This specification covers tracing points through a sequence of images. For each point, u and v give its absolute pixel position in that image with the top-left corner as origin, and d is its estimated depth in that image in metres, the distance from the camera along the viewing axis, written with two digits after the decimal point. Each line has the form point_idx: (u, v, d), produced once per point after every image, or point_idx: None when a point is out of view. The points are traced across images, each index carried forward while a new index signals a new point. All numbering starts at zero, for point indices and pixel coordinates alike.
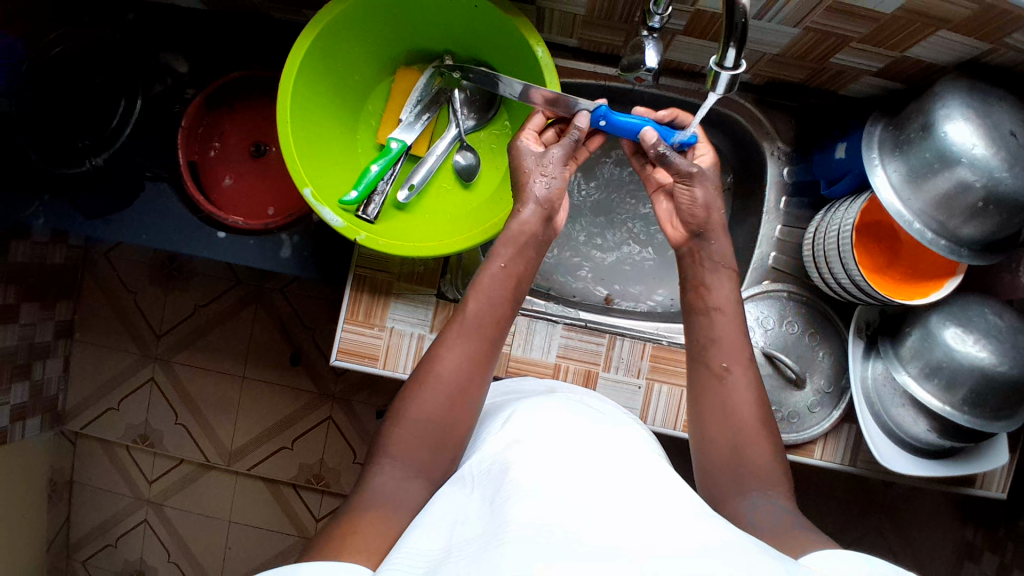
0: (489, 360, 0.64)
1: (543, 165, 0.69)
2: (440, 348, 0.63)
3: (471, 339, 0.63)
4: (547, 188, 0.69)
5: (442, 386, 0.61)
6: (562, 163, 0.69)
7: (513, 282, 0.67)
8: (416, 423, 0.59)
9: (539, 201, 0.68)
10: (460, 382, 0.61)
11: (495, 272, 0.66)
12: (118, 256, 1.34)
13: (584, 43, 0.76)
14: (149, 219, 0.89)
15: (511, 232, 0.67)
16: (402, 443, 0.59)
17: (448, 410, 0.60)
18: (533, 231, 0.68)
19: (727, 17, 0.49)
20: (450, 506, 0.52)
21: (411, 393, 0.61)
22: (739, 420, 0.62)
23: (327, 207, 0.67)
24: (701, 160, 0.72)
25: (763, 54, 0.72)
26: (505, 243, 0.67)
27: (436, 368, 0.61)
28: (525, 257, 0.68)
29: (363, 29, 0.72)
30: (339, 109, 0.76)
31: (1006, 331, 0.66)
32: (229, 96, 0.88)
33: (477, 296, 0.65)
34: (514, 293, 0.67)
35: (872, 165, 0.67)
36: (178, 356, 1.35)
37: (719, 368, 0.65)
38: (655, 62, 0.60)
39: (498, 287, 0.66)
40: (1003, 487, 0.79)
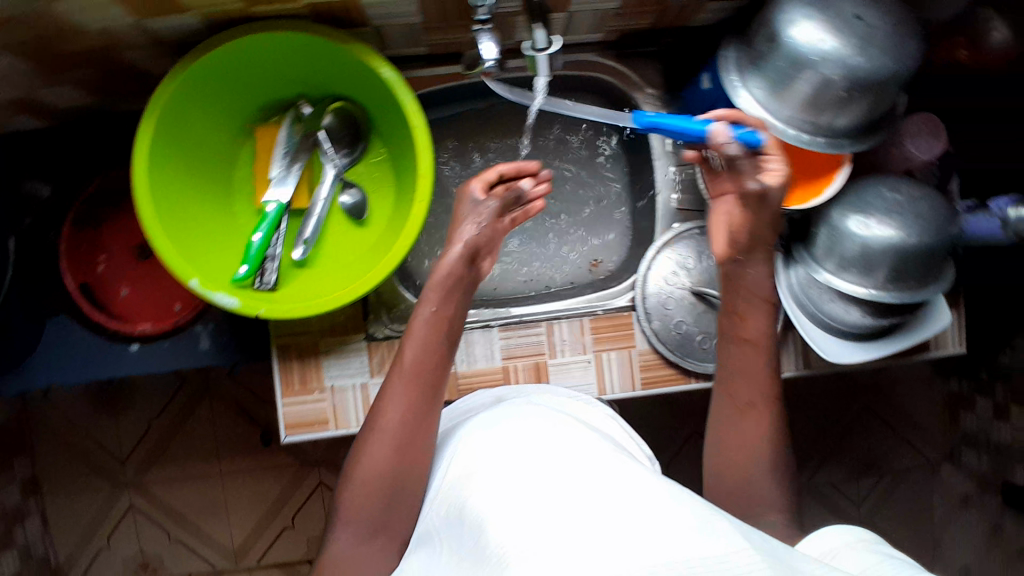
0: (431, 398, 0.62)
1: (477, 215, 0.68)
2: (381, 402, 0.62)
3: (408, 385, 0.62)
4: (476, 233, 0.67)
5: (385, 438, 0.60)
6: (763, 165, 0.64)
7: (445, 325, 0.65)
8: (369, 480, 0.59)
9: (465, 243, 0.67)
10: (401, 427, 0.60)
11: (424, 318, 0.65)
12: (56, 396, 1.28)
13: (434, 48, 0.76)
14: (58, 354, 0.84)
15: (437, 277, 0.66)
16: (356, 510, 0.59)
17: (397, 459, 0.59)
18: (460, 273, 0.67)
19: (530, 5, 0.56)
20: (416, 565, 0.55)
21: (359, 454, 0.61)
22: (754, 450, 0.64)
23: (220, 290, 0.65)
24: (771, 173, 0.64)
25: (603, 11, 0.71)
26: (432, 288, 0.66)
27: (379, 418, 0.61)
28: (453, 299, 0.66)
29: (206, 101, 0.70)
30: (208, 187, 0.74)
31: (906, 203, 0.68)
32: (101, 209, 0.86)
33: (411, 345, 0.64)
34: (445, 333, 0.65)
35: (734, 86, 0.68)
36: (150, 475, 1.30)
37: (742, 404, 0.65)
38: (494, 53, 0.60)
39: (430, 331, 0.64)
40: (959, 342, 0.82)
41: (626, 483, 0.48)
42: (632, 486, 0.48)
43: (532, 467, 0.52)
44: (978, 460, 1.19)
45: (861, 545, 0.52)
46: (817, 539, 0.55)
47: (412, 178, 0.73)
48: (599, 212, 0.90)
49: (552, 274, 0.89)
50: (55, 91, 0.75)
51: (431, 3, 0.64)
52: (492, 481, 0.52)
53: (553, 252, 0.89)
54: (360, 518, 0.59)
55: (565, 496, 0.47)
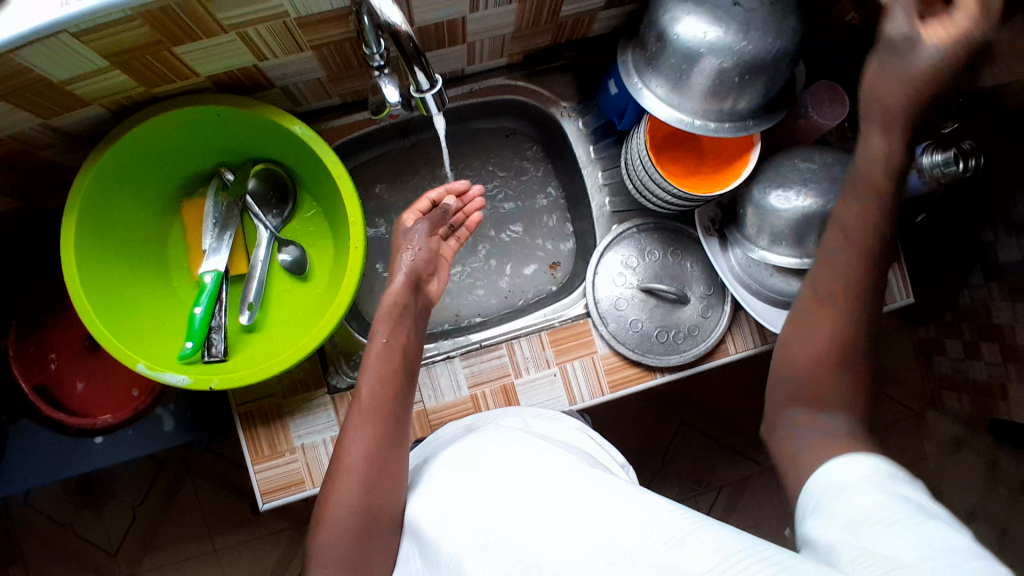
0: (395, 428, 0.63)
1: (412, 241, 0.72)
2: (344, 439, 0.61)
3: (370, 417, 0.62)
4: (412, 260, 0.71)
5: (352, 474, 0.59)
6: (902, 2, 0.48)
7: (399, 353, 0.66)
8: (339, 522, 0.57)
9: (406, 271, 0.70)
10: (368, 463, 0.59)
11: (377, 349, 0.66)
12: (36, 500, 1.26)
13: (345, 97, 0.77)
14: (25, 458, 0.84)
15: (385, 308, 0.69)
16: (329, 553, 0.56)
17: (366, 494, 0.58)
18: (405, 299, 0.69)
19: (403, 52, 0.56)
20: None
21: (329, 494, 0.59)
22: (818, 345, 0.53)
23: (168, 369, 0.65)
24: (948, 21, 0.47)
25: (502, 36, 0.74)
26: (381, 319, 0.68)
27: (345, 456, 0.60)
28: (403, 327, 0.68)
29: (128, 186, 0.70)
30: (145, 269, 0.74)
31: (821, 171, 0.69)
32: (46, 306, 0.85)
33: (369, 377, 0.64)
34: (399, 365, 0.66)
35: (637, 89, 0.71)
36: (143, 564, 1.27)
37: (820, 293, 0.54)
38: (396, 97, 0.61)
39: (385, 360, 0.65)
40: (906, 292, 0.84)
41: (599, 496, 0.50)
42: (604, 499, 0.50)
43: (502, 493, 0.53)
44: (959, 401, 1.20)
45: (880, 489, 0.44)
46: (831, 470, 0.47)
47: (344, 227, 0.74)
48: (541, 229, 0.92)
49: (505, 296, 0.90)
50: None
51: (329, 54, 0.66)
52: (467, 513, 0.53)
53: (503, 273, 0.90)
54: (337, 559, 0.56)
55: (539, 512, 0.49)
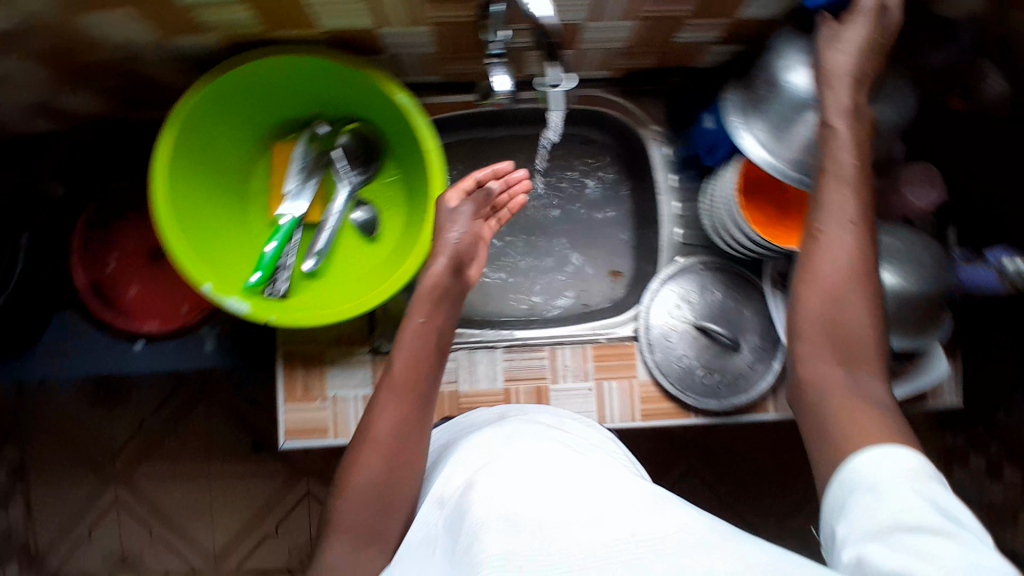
0: (423, 413, 0.62)
1: (460, 221, 0.69)
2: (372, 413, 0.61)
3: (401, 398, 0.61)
4: (458, 242, 0.67)
5: (378, 449, 0.59)
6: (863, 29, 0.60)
7: (432, 336, 0.65)
8: (361, 491, 0.58)
9: (449, 255, 0.67)
10: (394, 440, 0.59)
11: (411, 330, 0.64)
12: (51, 388, 1.29)
13: (448, 77, 0.78)
14: (65, 346, 0.87)
15: (422, 289, 0.66)
16: (347, 518, 0.58)
17: (388, 470, 0.59)
18: (446, 283, 0.66)
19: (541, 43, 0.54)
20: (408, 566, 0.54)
21: (351, 463, 0.59)
22: (823, 275, 0.56)
23: (231, 296, 0.66)
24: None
25: (609, 48, 0.74)
26: (418, 301, 0.66)
27: (372, 431, 0.60)
28: (440, 310, 0.66)
29: (229, 114, 0.72)
30: (223, 197, 0.75)
31: (903, 252, 0.72)
32: (117, 207, 0.87)
33: (401, 357, 0.63)
34: (435, 346, 0.65)
35: (737, 129, 0.69)
36: (139, 470, 1.30)
37: (813, 230, 0.58)
38: (506, 87, 0.62)
39: (419, 342, 0.64)
40: (956, 394, 0.83)
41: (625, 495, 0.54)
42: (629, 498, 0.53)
43: (537, 488, 0.54)
44: None
45: (917, 490, 0.45)
46: (874, 459, 0.48)
47: (423, 201, 0.74)
48: (602, 238, 0.91)
49: (554, 301, 0.90)
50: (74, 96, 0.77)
51: (446, 34, 0.66)
52: (498, 492, 0.53)
53: (558, 278, 0.91)
54: (352, 524, 0.58)
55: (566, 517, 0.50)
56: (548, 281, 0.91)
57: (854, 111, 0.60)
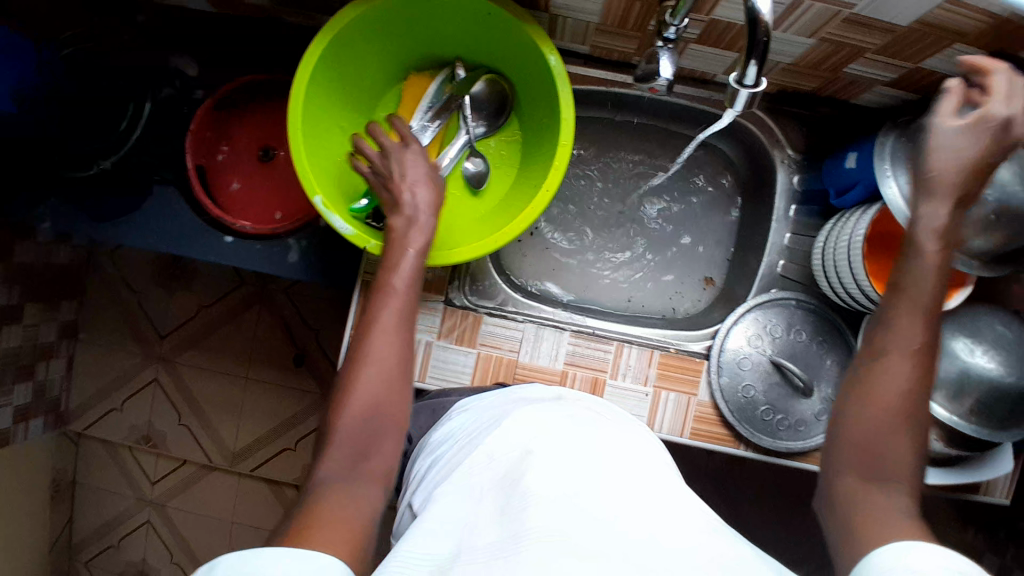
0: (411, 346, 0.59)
1: (414, 160, 0.67)
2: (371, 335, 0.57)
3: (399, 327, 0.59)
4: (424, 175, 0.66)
5: (374, 375, 0.56)
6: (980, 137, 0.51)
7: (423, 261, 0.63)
8: (355, 421, 0.54)
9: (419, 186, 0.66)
10: (387, 370, 0.56)
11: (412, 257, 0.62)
12: (122, 256, 1.34)
13: (596, 50, 0.76)
14: (158, 223, 0.88)
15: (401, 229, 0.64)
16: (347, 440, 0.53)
17: (380, 401, 0.55)
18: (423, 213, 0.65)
19: (749, 35, 0.48)
20: (446, 504, 0.54)
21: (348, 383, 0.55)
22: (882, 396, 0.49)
23: (338, 215, 0.68)
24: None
25: (777, 63, 0.72)
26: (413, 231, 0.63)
27: (365, 358, 0.56)
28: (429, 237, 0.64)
29: (378, 36, 0.72)
30: (349, 115, 0.76)
31: (1013, 343, 0.68)
32: (239, 101, 0.88)
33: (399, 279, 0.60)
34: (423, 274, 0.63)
35: (884, 176, 0.66)
36: (181, 356, 1.35)
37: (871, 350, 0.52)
38: (669, 72, 0.60)
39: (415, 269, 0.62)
40: (1007, 493, 0.78)
41: (674, 510, 0.50)
42: (682, 517, 0.50)
43: (595, 474, 0.53)
44: None
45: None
46: (901, 549, 0.42)
47: (539, 169, 0.74)
48: (690, 257, 0.91)
49: (629, 300, 0.89)
50: None
51: (617, 6, 0.64)
52: (557, 469, 0.53)
53: (637, 277, 0.90)
54: (344, 451, 0.53)
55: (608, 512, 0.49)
56: (628, 278, 0.91)
57: (949, 238, 0.52)
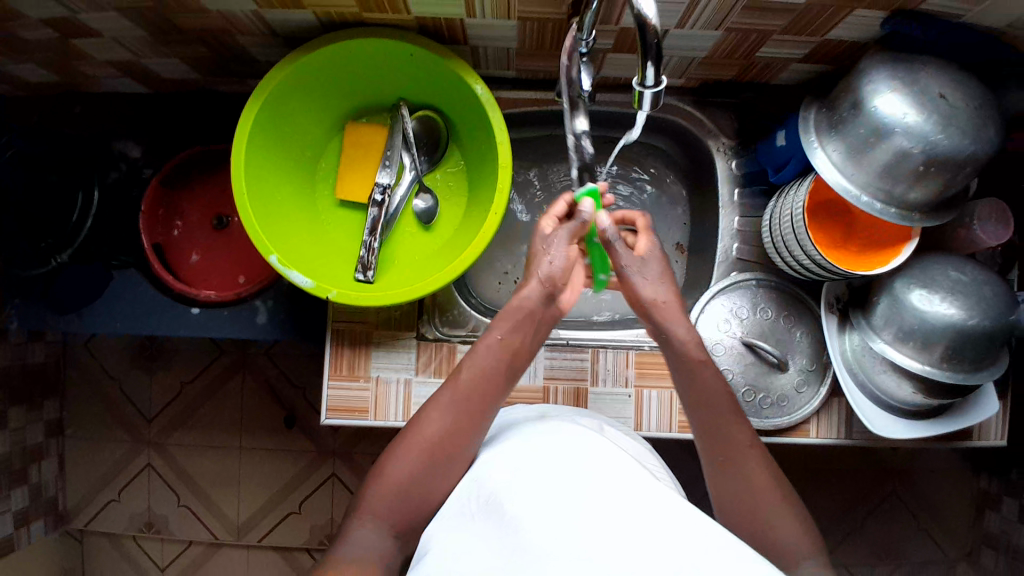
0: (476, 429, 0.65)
1: (552, 249, 0.70)
2: (428, 409, 0.65)
3: (461, 406, 0.65)
4: (553, 268, 0.69)
5: (421, 447, 0.62)
6: (565, 242, 0.69)
7: (507, 354, 0.68)
8: (391, 490, 0.61)
9: (543, 278, 0.69)
10: (436, 442, 0.62)
11: (490, 344, 0.68)
12: (98, 345, 1.33)
13: (522, 73, 0.79)
14: (125, 306, 0.89)
15: (510, 308, 0.69)
16: (383, 500, 0.61)
17: (416, 471, 0.61)
18: (532, 307, 0.69)
19: (641, 37, 0.51)
20: (443, 539, 0.54)
21: (396, 451, 0.63)
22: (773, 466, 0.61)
23: (295, 269, 0.69)
24: None
25: (692, 59, 0.75)
26: (503, 317, 0.69)
27: (417, 436, 0.63)
28: (522, 331, 0.69)
29: (308, 91, 0.74)
30: (294, 172, 0.78)
31: (969, 285, 0.69)
32: (188, 176, 0.90)
33: (471, 366, 0.66)
34: (506, 364, 0.68)
35: (812, 149, 0.70)
36: (172, 436, 1.33)
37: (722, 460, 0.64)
38: (588, 85, 0.63)
39: (494, 358, 0.67)
40: (1001, 434, 0.82)
41: (663, 504, 0.52)
42: (674, 512, 0.51)
43: (576, 484, 0.53)
44: (994, 561, 1.18)
45: None
46: None
47: (486, 193, 0.75)
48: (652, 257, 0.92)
49: (598, 308, 0.91)
50: (163, 61, 0.79)
51: (531, 28, 0.66)
52: (541, 485, 0.53)
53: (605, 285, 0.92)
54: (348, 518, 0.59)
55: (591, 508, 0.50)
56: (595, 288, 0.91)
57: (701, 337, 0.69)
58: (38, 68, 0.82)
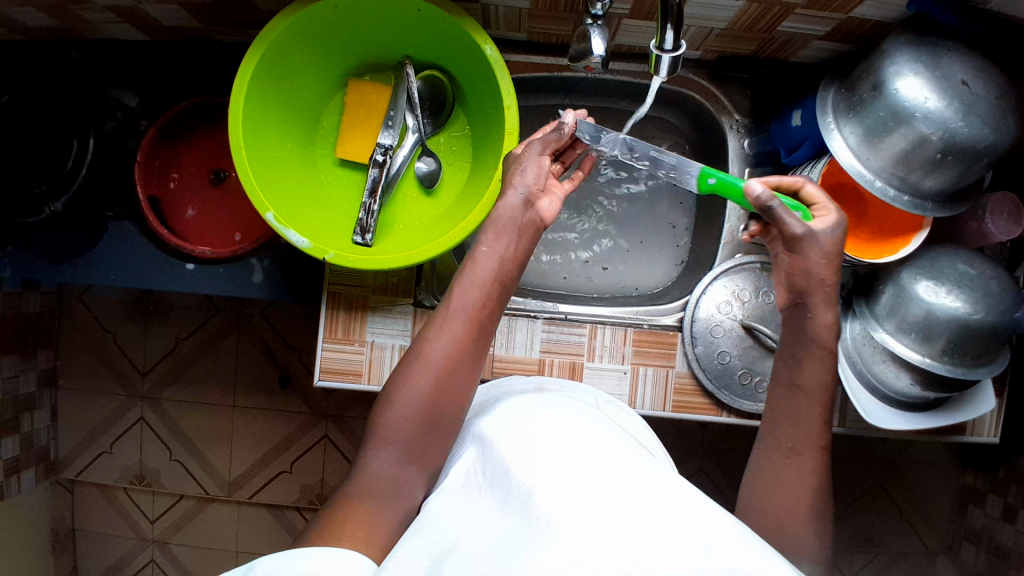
0: (477, 346, 0.64)
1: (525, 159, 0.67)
2: (428, 330, 0.64)
3: (459, 323, 0.63)
4: (526, 174, 0.66)
5: (429, 370, 0.62)
6: (539, 154, 0.67)
7: (503, 265, 0.65)
8: (395, 431, 0.60)
9: (518, 186, 0.65)
10: (442, 366, 0.62)
11: (483, 259, 0.65)
12: (92, 297, 1.32)
13: (534, 36, 0.76)
14: (119, 259, 0.87)
15: (498, 218, 0.66)
16: (397, 431, 0.60)
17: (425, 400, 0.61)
18: (516, 214, 0.65)
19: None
20: (440, 512, 0.53)
21: (403, 377, 0.62)
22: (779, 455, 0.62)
23: (292, 229, 0.67)
24: None
25: (710, 30, 0.72)
26: (493, 227, 0.65)
27: (421, 358, 0.62)
28: (516, 242, 0.65)
29: (310, 44, 0.71)
30: (294, 128, 0.76)
31: (977, 280, 0.68)
32: (185, 127, 0.88)
33: (467, 277, 0.64)
34: (503, 276, 0.65)
35: (828, 129, 0.68)
36: (165, 392, 1.33)
37: (785, 449, 0.63)
38: (602, 50, 0.60)
39: (491, 268, 0.65)
40: (995, 431, 0.81)
41: (658, 480, 0.51)
42: (669, 487, 0.50)
43: (564, 456, 0.52)
44: (975, 556, 1.19)
45: None
46: None
47: (491, 160, 0.73)
48: (660, 221, 0.91)
49: (623, 276, 0.90)
50: (161, 6, 0.76)
51: None
52: (534, 458, 0.53)
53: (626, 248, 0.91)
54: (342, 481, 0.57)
55: (602, 489, 0.48)
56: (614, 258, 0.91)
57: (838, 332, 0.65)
58: (32, 9, 0.79)
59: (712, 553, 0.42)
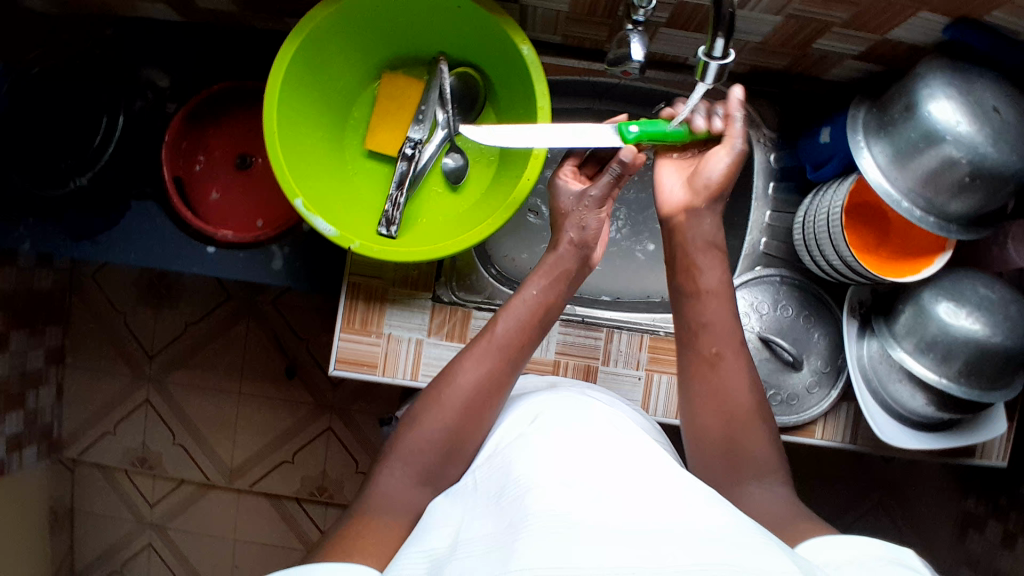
0: (509, 378, 0.66)
1: (581, 209, 0.73)
2: (461, 359, 0.66)
3: (493, 358, 0.65)
4: (582, 230, 0.72)
5: (457, 396, 0.63)
6: (599, 205, 0.72)
7: (543, 309, 0.70)
8: (428, 437, 0.61)
9: (575, 240, 0.72)
10: (473, 392, 0.63)
11: (527, 299, 0.69)
12: (105, 277, 1.32)
13: (568, 40, 0.77)
14: (141, 238, 0.88)
15: (545, 265, 0.71)
16: (406, 449, 0.61)
17: (457, 417, 0.62)
18: (569, 266, 0.72)
19: (715, 6, 0.50)
20: (450, 513, 0.53)
21: (429, 403, 0.63)
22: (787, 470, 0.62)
23: (319, 216, 0.68)
24: None
25: (747, 43, 0.73)
26: (542, 273, 0.71)
27: (455, 382, 0.64)
28: (557, 288, 0.71)
29: (347, 35, 0.72)
30: (326, 117, 0.76)
31: (997, 303, 0.68)
32: (214, 111, 0.88)
33: (506, 320, 0.68)
34: (540, 319, 0.69)
35: (858, 147, 0.68)
36: (172, 375, 1.34)
37: (711, 353, 0.66)
38: (641, 55, 0.61)
39: (529, 311, 0.69)
40: (1004, 456, 0.81)
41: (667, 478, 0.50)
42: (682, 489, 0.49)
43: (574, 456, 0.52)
44: None
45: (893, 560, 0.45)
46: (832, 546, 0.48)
47: (519, 157, 0.73)
48: None
49: (650, 273, 0.91)
50: None
51: None
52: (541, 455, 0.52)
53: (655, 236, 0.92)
54: None
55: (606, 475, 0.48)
56: (640, 255, 0.92)
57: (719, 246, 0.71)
58: None
59: (724, 546, 0.41)
